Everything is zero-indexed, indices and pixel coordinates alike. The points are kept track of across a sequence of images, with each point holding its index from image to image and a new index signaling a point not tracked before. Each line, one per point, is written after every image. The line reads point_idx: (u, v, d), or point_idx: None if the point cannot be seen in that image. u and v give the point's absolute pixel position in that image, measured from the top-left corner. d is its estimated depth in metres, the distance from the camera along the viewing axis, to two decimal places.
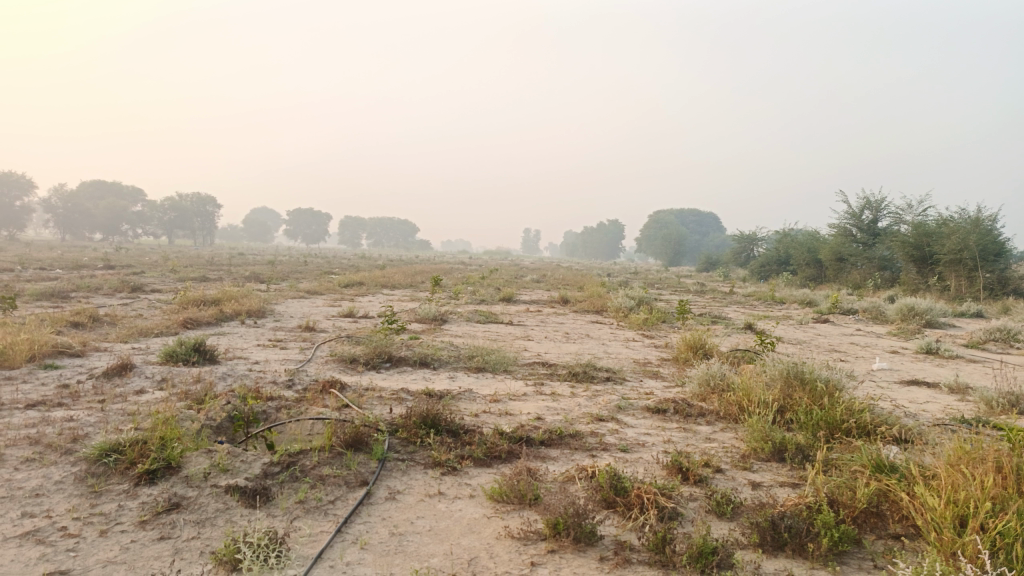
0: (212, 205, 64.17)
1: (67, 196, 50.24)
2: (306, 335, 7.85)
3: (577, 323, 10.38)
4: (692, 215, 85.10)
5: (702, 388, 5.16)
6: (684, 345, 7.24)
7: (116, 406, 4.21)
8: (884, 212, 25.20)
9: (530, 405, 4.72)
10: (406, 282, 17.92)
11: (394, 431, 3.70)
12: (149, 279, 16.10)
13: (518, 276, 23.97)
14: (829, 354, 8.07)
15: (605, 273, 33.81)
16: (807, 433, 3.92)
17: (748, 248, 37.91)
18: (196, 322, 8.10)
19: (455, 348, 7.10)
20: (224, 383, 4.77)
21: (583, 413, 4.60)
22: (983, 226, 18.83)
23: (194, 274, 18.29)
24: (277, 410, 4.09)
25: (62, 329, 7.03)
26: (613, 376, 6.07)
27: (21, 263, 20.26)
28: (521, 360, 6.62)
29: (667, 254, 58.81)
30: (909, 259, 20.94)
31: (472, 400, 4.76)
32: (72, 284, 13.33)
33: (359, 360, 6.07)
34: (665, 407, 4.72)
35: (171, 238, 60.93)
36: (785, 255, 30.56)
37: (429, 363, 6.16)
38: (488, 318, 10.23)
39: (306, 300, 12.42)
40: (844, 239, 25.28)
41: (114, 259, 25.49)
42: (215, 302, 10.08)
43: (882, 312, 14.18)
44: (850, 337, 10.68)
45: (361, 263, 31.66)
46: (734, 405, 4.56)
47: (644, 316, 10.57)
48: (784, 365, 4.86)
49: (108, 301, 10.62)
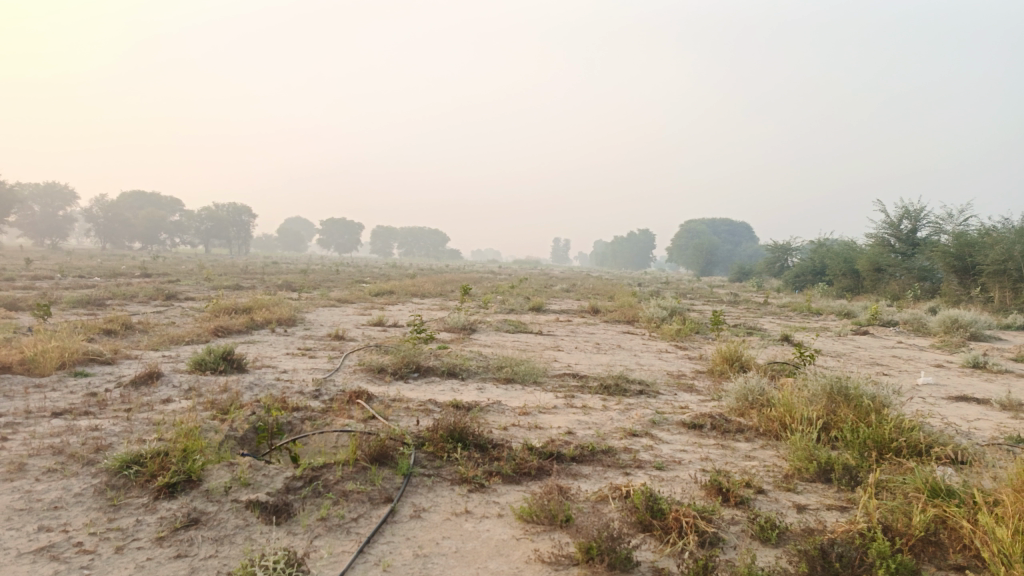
0: (247, 214, 65.17)
1: (108, 205, 51.40)
2: (335, 344, 7.81)
3: (608, 334, 10.20)
4: (724, 225, 84.17)
5: (740, 402, 4.96)
6: (719, 357, 7.03)
7: (142, 416, 4.17)
8: (924, 222, 24.58)
9: (561, 419, 4.57)
10: (436, 290, 17.90)
11: (420, 444, 3.59)
12: (183, 287, 16.29)
13: (548, 285, 23.87)
14: (870, 368, 7.79)
15: (636, 282, 33.50)
16: (854, 453, 3.71)
17: (782, 258, 37.29)
18: (226, 330, 8.12)
19: (484, 358, 6.99)
20: (251, 392, 4.71)
21: (615, 427, 4.45)
22: None
23: (227, 282, 18.50)
24: (302, 421, 4.00)
25: (95, 336, 7.07)
26: (646, 389, 5.89)
27: (62, 271, 20.66)
28: (551, 371, 6.47)
29: (699, 264, 58.18)
30: (950, 269, 20.36)
31: (501, 412, 4.64)
32: (109, 291, 13.54)
33: (387, 369, 5.98)
34: (701, 422, 4.53)
35: (207, 247, 61.96)
36: (820, 266, 29.98)
37: (458, 374, 6.04)
38: (518, 328, 10.10)
39: (336, 308, 12.43)
40: (882, 249, 24.72)
41: (151, 267, 25.92)
42: (246, 310, 10.12)
43: (923, 324, 13.75)
44: (890, 350, 10.34)
45: (391, 272, 31.78)
46: (774, 421, 4.37)
47: (677, 326, 10.35)
48: (827, 380, 4.65)
49: (142, 308, 10.73)
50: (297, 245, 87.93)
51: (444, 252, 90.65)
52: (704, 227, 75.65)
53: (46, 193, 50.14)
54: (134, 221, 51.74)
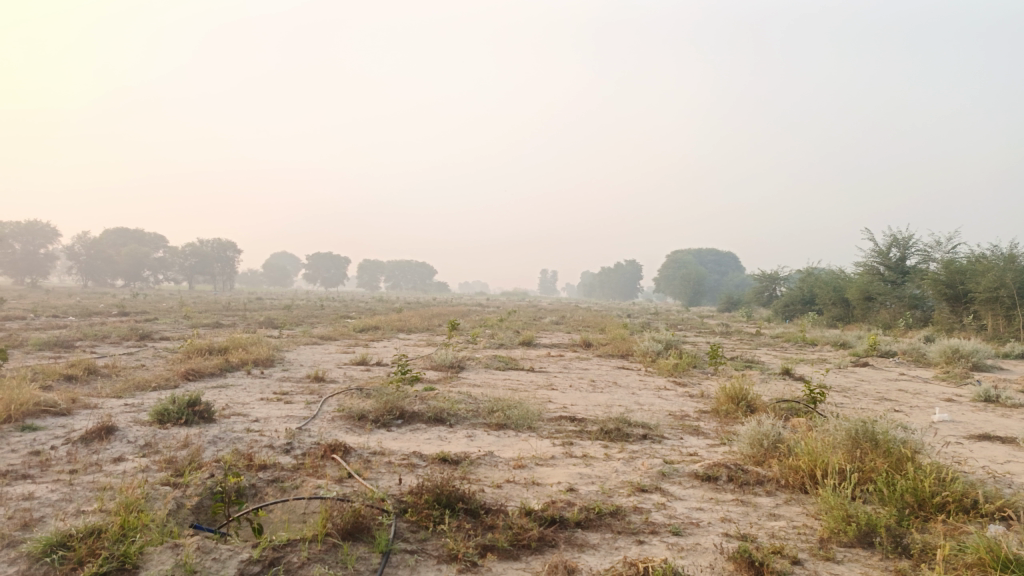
0: (232, 250, 64.59)
1: (91, 242, 50.75)
2: (314, 387, 7.32)
3: (602, 370, 9.77)
4: (710, 255, 84.39)
5: (754, 449, 4.53)
6: (723, 396, 6.62)
7: (86, 480, 3.68)
8: (913, 250, 24.47)
9: (560, 473, 4.12)
10: (423, 325, 17.44)
11: (401, 511, 3.13)
12: (161, 326, 15.73)
13: (536, 318, 23.44)
14: (880, 404, 7.38)
15: (626, 313, 33.14)
16: (894, 511, 3.28)
17: (771, 287, 37.12)
18: (198, 373, 7.60)
19: (473, 400, 6.51)
20: (214, 448, 4.22)
21: (621, 481, 4.00)
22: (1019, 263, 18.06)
23: (208, 320, 17.99)
24: (269, 483, 3.53)
25: (53, 384, 6.54)
26: (649, 433, 5.44)
27: (37, 310, 20.00)
28: (546, 414, 6.01)
29: (687, 294, 58.02)
30: (941, 297, 20.15)
31: (493, 466, 4.18)
32: (79, 332, 12.94)
33: (368, 417, 5.50)
34: (716, 474, 4.10)
35: (191, 283, 61.23)
36: (809, 295, 29.77)
37: (445, 420, 5.57)
38: (509, 365, 9.65)
39: (319, 347, 11.90)
40: (871, 278, 24.55)
41: (132, 305, 25.33)
42: (222, 350, 9.61)
43: (923, 355, 13.40)
44: (894, 382, 9.97)
45: (378, 307, 31.41)
46: (795, 470, 3.95)
47: (673, 361, 9.93)
48: (849, 424, 4.25)
49: (112, 350, 10.17)
50: (284, 279, 87.15)
51: (432, 286, 90.11)
52: (690, 257, 75.75)
53: (28, 231, 49.22)
54: (117, 259, 51.05)
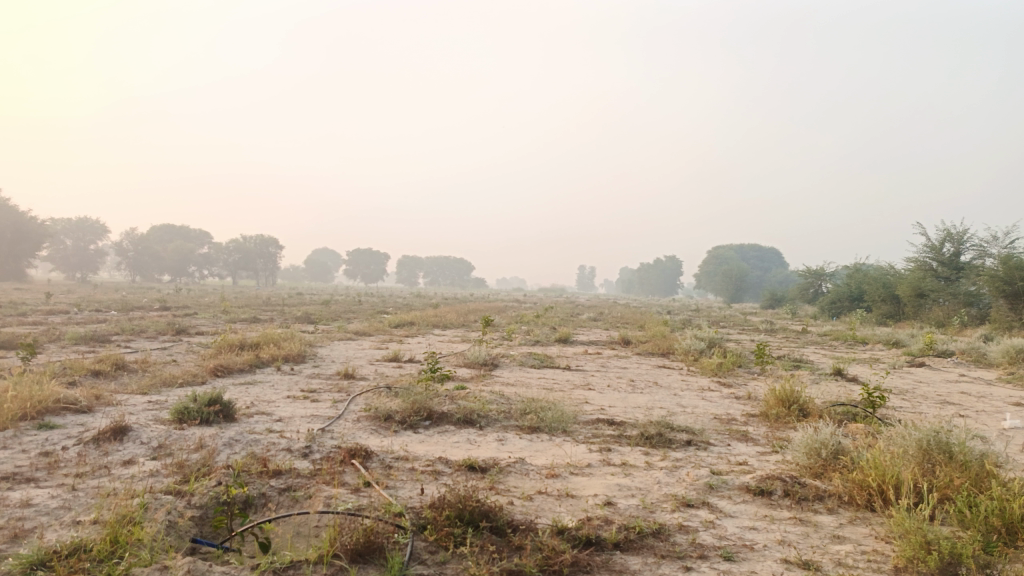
0: (275, 245, 65.39)
1: (139, 238, 51.85)
2: (343, 384, 7.09)
3: (642, 369, 9.39)
4: (752, 251, 82.77)
5: (811, 459, 4.13)
6: (772, 399, 6.22)
7: (91, 484, 3.46)
8: (968, 244, 23.42)
9: (597, 484, 3.78)
10: (459, 321, 17.19)
11: (419, 529, 2.83)
12: (199, 320, 15.74)
13: (574, 314, 23.08)
14: (944, 408, 6.87)
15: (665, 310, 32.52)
16: (979, 536, 2.88)
17: (816, 283, 36.08)
18: (227, 369, 7.45)
19: (506, 400, 6.20)
20: (228, 451, 3.99)
21: (665, 494, 3.64)
22: None
23: (247, 315, 18.03)
24: (280, 493, 3.26)
25: (79, 381, 6.44)
26: (694, 439, 5.06)
27: (82, 304, 20.31)
28: (582, 417, 5.66)
29: (728, 290, 56.91)
30: (999, 293, 19.21)
31: (524, 474, 3.86)
32: (117, 326, 12.99)
33: (394, 417, 5.22)
34: (770, 488, 3.72)
35: (235, 279, 62.14)
36: (857, 291, 28.76)
37: (475, 422, 5.27)
38: (545, 362, 9.32)
39: (352, 343, 11.73)
40: (924, 274, 23.58)
41: (174, 300, 25.62)
42: (253, 346, 9.48)
43: (983, 355, 12.70)
44: (956, 384, 9.37)
45: (416, 302, 31.36)
46: (861, 485, 3.55)
47: (718, 360, 9.50)
48: (918, 433, 3.83)
49: (146, 345, 10.13)
50: (325, 275, 88.11)
51: (469, 282, 90.18)
52: (733, 253, 74.38)
53: (78, 228, 50.28)
54: (164, 254, 52.07)
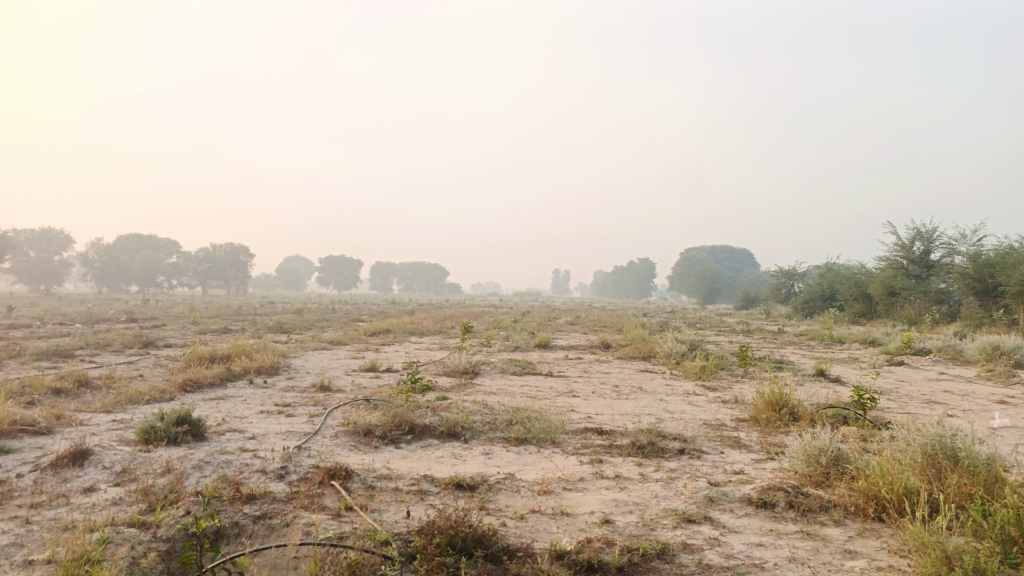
0: (246, 254, 64.48)
1: (105, 249, 50.74)
2: (319, 397, 6.83)
3: (625, 373, 9.23)
4: (724, 252, 83.51)
5: (811, 467, 3.98)
6: (762, 403, 6.09)
7: (48, 516, 3.18)
8: (937, 243, 23.72)
9: (592, 499, 3.59)
10: (436, 328, 16.91)
11: (408, 559, 2.62)
12: (168, 332, 15.28)
13: (551, 319, 22.93)
14: (932, 408, 6.79)
15: (640, 313, 32.51)
16: (998, 547, 2.75)
17: (788, 284, 36.34)
18: (197, 384, 7.13)
19: (490, 410, 5.99)
20: (198, 475, 3.72)
21: (664, 510, 3.47)
22: None
23: (218, 326, 17.58)
24: (255, 520, 3.02)
25: (38, 399, 6.09)
26: (686, 448, 4.90)
27: (44, 318, 19.66)
28: (570, 426, 5.47)
29: (702, 292, 57.19)
30: (969, 290, 19.41)
31: (515, 492, 3.66)
32: (82, 340, 12.53)
33: (375, 432, 4.98)
34: (772, 499, 3.56)
35: (204, 288, 61.09)
36: (830, 291, 29.01)
37: (459, 435, 5.05)
38: (526, 369, 9.12)
39: (327, 352, 11.42)
40: (895, 272, 23.81)
41: (142, 311, 24.99)
42: (225, 358, 9.16)
43: (960, 353, 12.75)
44: (938, 383, 9.34)
45: (391, 309, 30.99)
46: (867, 495, 3.41)
47: (701, 363, 9.38)
48: (922, 438, 3.70)
49: (112, 359, 9.74)
50: (297, 283, 87.09)
51: (443, 288, 89.73)
52: (705, 254, 74.91)
53: (42, 239, 48.96)
54: (132, 264, 51.01)
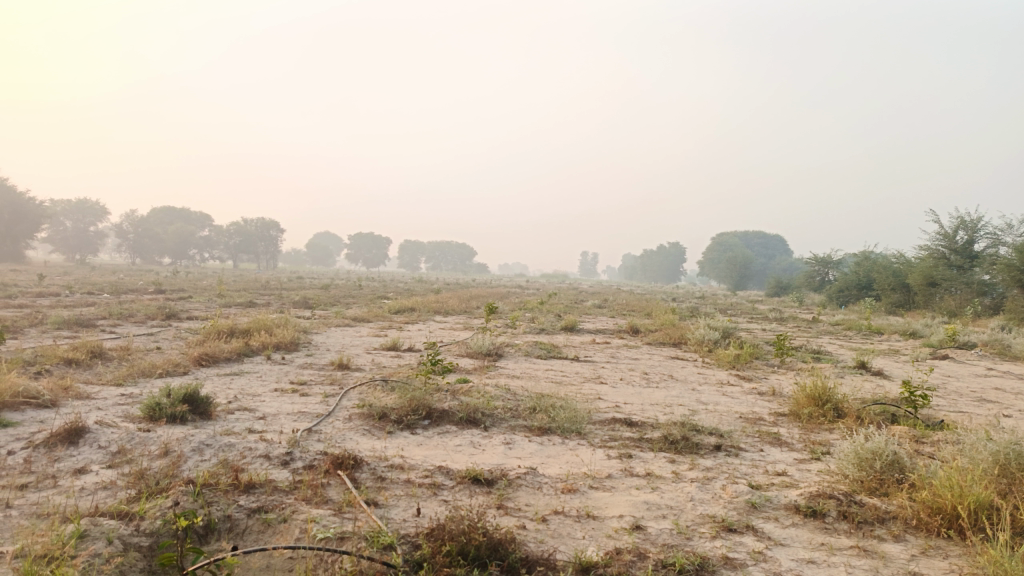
0: (276, 229, 64.80)
1: (138, 221, 51.28)
2: (337, 376, 6.58)
3: (655, 360, 8.88)
4: (756, 238, 82.19)
5: (863, 471, 3.61)
6: (803, 397, 5.70)
7: (30, 499, 2.93)
8: (982, 232, 22.83)
9: (621, 501, 3.26)
10: (461, 308, 16.65)
11: (414, 567, 2.32)
12: (193, 305, 15.21)
13: (577, 301, 22.56)
14: (985, 407, 6.35)
15: (669, 298, 31.91)
16: None
17: (823, 272, 35.46)
18: (213, 358, 6.94)
19: (512, 395, 5.69)
20: (197, 459, 3.46)
21: (701, 516, 3.13)
22: None
23: (244, 299, 17.52)
24: (250, 514, 2.74)
25: (50, 370, 5.92)
26: (723, 444, 4.54)
27: (73, 287, 19.75)
28: (597, 416, 5.15)
29: (732, 277, 56.20)
30: (1015, 283, 18.55)
31: (536, 489, 3.34)
32: (106, 310, 12.48)
33: (390, 416, 4.70)
34: (822, 509, 3.20)
35: (235, 262, 61.58)
36: (866, 279, 28.20)
37: (479, 421, 4.75)
38: (551, 353, 8.81)
39: (349, 330, 11.20)
40: (936, 262, 22.99)
41: (171, 282, 25.04)
42: (244, 332, 8.98)
43: (1007, 348, 12.14)
44: (987, 379, 8.84)
45: (417, 287, 30.76)
46: (930, 507, 3.03)
47: (734, 351, 9.00)
48: (993, 446, 3.30)
49: (132, 330, 9.62)
50: (326, 259, 87.50)
51: (471, 267, 89.61)
52: (736, 240, 73.59)
53: (78, 209, 49.43)
54: (164, 236, 51.51)
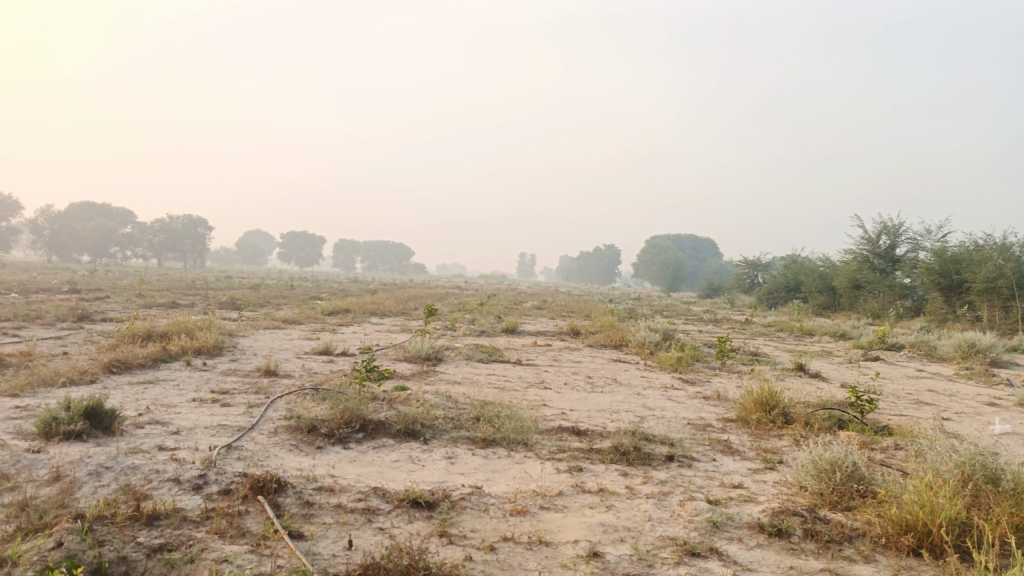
0: (204, 227, 62.47)
1: (55, 217, 48.55)
2: (263, 383, 6.12)
3: (598, 363, 8.69)
4: (688, 241, 83.86)
5: (822, 483, 3.45)
6: (750, 402, 5.56)
7: None
8: (903, 237, 23.63)
9: (574, 523, 2.99)
10: (398, 309, 16.17)
11: None
12: (110, 305, 14.25)
13: (516, 302, 22.35)
14: (925, 410, 6.35)
15: (606, 299, 32.06)
16: None
17: (753, 274, 36.26)
18: (126, 365, 6.38)
19: (454, 404, 5.37)
20: (93, 485, 3.01)
21: (662, 538, 2.88)
22: (1013, 253, 17.05)
23: (166, 299, 16.56)
24: (150, 555, 2.35)
25: None
26: (676, 454, 4.33)
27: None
28: (543, 425, 4.88)
29: (667, 280, 57.03)
30: (934, 286, 19.10)
31: (482, 512, 3.04)
32: (11, 311, 11.55)
33: (320, 430, 4.31)
34: (787, 527, 3.01)
35: (160, 261, 58.99)
36: (794, 282, 28.93)
37: (418, 434, 4.42)
38: (492, 356, 8.50)
39: (279, 332, 10.63)
40: (860, 266, 23.69)
41: (89, 282, 23.62)
42: (163, 335, 8.35)
43: (933, 350, 12.43)
44: (919, 381, 8.97)
45: (352, 287, 29.96)
46: (899, 524, 2.88)
47: (676, 354, 8.89)
48: (958, 457, 3.19)
49: (37, 334, 8.86)
50: (257, 258, 84.94)
51: (407, 267, 88.59)
52: (669, 243, 74.84)
53: None
54: (83, 233, 48.87)
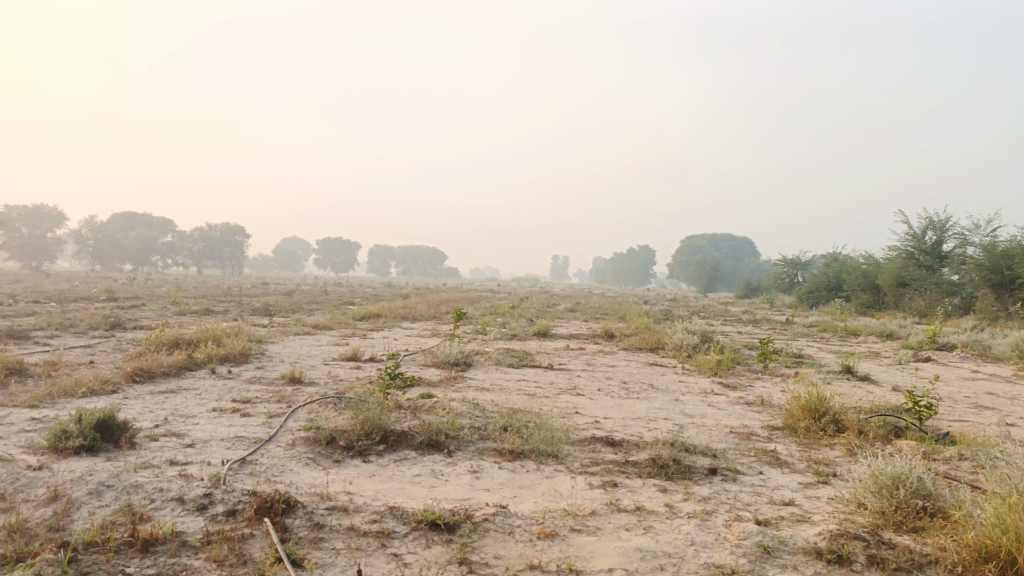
0: (241, 234, 63.32)
1: (98, 227, 49.57)
2: (287, 391, 5.95)
3: (634, 368, 8.36)
4: (724, 241, 82.55)
5: (884, 501, 3.10)
6: (798, 409, 5.19)
7: None
8: (950, 232, 22.77)
9: (608, 549, 2.70)
10: (429, 313, 15.98)
11: None
12: (145, 313, 14.28)
13: (550, 305, 22.04)
14: (987, 415, 5.90)
15: (641, 300, 31.52)
16: None
17: (793, 273, 35.36)
18: (149, 373, 6.25)
19: (481, 412, 5.11)
20: (92, 507, 2.81)
21: (706, 566, 2.59)
22: None
23: (201, 307, 16.62)
24: None
25: None
26: (719, 466, 4.01)
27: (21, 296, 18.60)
28: (575, 435, 4.59)
29: (703, 280, 56.10)
30: (985, 283, 18.29)
31: (507, 535, 2.78)
32: (46, 320, 11.59)
33: (339, 442, 4.09)
34: (849, 553, 2.68)
35: (199, 268, 59.89)
36: (835, 280, 28.12)
37: (442, 446, 4.18)
38: (524, 361, 8.22)
39: (309, 339, 10.49)
40: (905, 262, 22.86)
41: (129, 291, 23.92)
42: (191, 343, 8.24)
43: (987, 350, 11.80)
44: (975, 383, 8.46)
45: (386, 292, 29.92)
46: (977, 550, 2.54)
47: (716, 357, 8.51)
48: None
49: (69, 343, 8.83)
50: (293, 264, 85.90)
51: (440, 271, 88.74)
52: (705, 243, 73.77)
53: (35, 215, 47.47)
54: (125, 242, 49.79)
